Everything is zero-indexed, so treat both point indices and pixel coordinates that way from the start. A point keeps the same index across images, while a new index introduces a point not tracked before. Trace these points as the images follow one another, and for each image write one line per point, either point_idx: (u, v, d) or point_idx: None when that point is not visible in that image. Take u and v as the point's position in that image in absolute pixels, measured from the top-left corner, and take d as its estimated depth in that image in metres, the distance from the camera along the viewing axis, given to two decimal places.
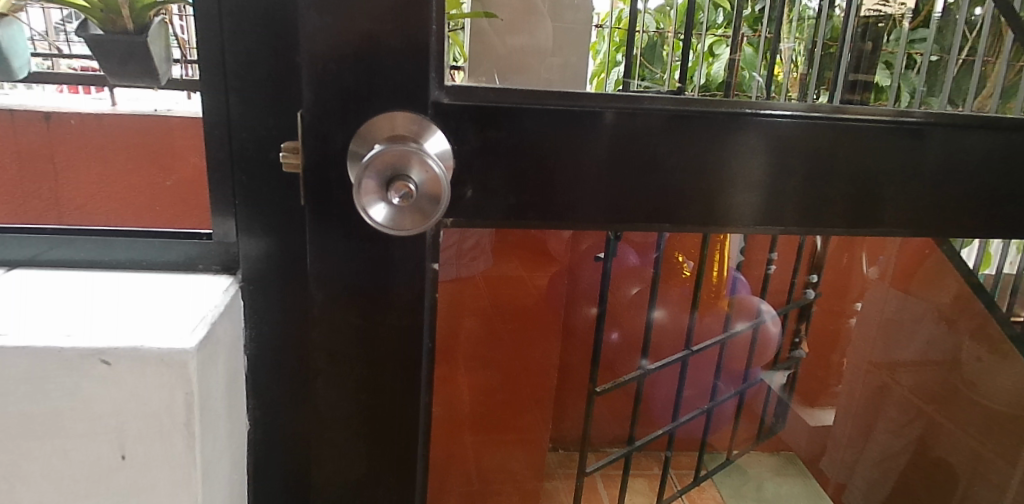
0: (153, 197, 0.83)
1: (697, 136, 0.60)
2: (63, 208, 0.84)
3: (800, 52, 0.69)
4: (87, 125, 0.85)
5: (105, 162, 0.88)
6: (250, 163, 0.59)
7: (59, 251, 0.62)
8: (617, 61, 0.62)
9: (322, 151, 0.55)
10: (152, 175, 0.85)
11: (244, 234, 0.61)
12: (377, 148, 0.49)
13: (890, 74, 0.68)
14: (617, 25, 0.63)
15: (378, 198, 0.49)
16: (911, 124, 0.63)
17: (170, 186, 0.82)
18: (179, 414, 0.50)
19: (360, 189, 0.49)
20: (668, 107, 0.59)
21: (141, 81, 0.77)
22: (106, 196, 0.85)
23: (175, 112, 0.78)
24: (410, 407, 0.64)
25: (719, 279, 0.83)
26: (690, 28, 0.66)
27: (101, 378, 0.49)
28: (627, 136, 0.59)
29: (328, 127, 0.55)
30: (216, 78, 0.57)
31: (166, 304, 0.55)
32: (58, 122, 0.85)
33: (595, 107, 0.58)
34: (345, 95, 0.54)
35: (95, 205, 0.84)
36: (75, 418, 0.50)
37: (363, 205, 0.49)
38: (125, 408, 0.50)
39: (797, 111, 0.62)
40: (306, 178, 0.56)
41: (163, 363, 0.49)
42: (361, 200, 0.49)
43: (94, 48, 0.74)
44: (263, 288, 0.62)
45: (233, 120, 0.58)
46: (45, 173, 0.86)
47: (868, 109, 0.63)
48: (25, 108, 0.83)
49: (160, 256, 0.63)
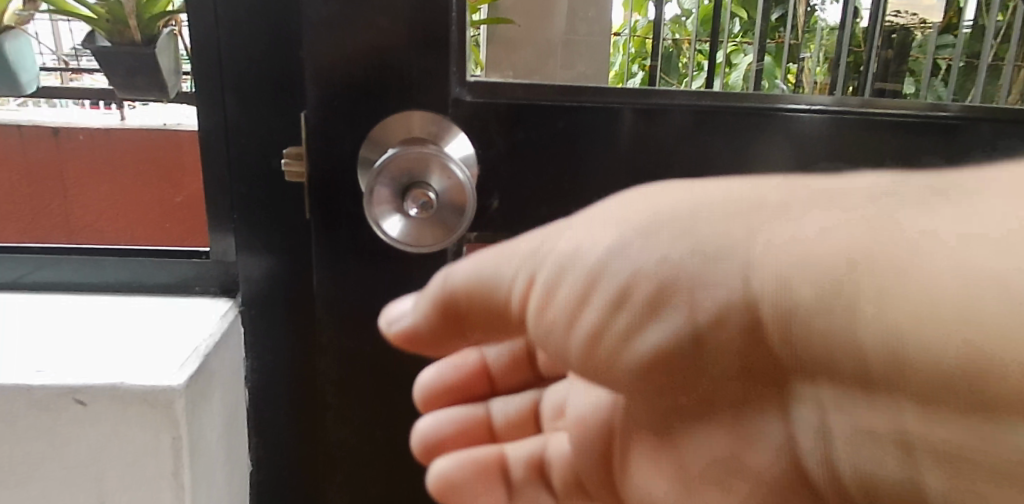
0: (163, 214, 0.77)
1: (728, 135, 0.51)
2: (71, 228, 0.79)
3: (816, 64, 0.52)
4: (96, 141, 0.83)
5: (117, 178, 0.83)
6: (248, 171, 0.52)
7: (46, 273, 0.56)
8: (633, 76, 0.51)
9: (330, 154, 0.49)
10: (160, 190, 0.78)
11: (244, 252, 0.54)
12: (391, 152, 0.43)
13: (917, 83, 0.53)
14: (633, 35, 0.51)
15: (388, 209, 0.43)
16: (945, 118, 0.52)
17: (182, 202, 0.76)
18: (166, 462, 0.43)
19: (368, 196, 0.43)
20: (690, 103, 0.51)
21: (148, 93, 0.70)
22: (118, 213, 0.80)
23: (184, 126, 0.72)
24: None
25: None
26: (712, 34, 0.53)
27: (77, 420, 0.42)
28: (648, 139, 0.51)
29: (335, 127, 0.48)
30: (211, 78, 0.51)
31: (157, 332, 0.49)
32: (66, 137, 0.82)
33: (613, 103, 0.51)
34: (355, 92, 0.48)
35: (106, 223, 0.79)
36: (48, 466, 0.43)
37: (369, 215, 0.43)
38: (105, 454, 0.43)
39: (824, 105, 0.52)
40: (311, 186, 0.50)
41: (147, 404, 0.42)
42: (370, 210, 0.43)
43: (101, 61, 0.71)
44: (264, 313, 0.55)
45: (230, 124, 0.52)
46: (52, 188, 0.82)
47: (900, 105, 0.52)
48: (33, 122, 0.80)
49: (155, 277, 0.56)
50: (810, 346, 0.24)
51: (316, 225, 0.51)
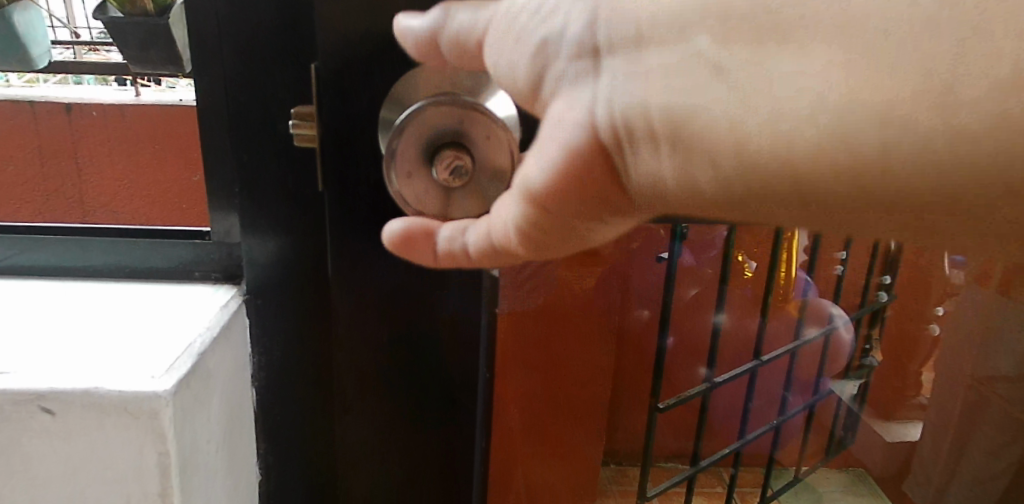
0: (183, 194, 0.73)
1: None
2: (87, 206, 0.81)
3: None
4: (108, 117, 0.89)
5: (132, 159, 0.86)
6: (251, 137, 0.45)
7: (26, 257, 0.50)
8: None
9: (347, 114, 0.41)
10: (181, 170, 0.77)
11: (248, 232, 0.47)
12: (418, 106, 0.35)
13: None
14: None
15: (414, 165, 0.35)
16: None
17: (198, 182, 0.71)
18: (150, 482, 0.36)
19: (397, 137, 0.35)
20: None
21: (163, 67, 0.64)
22: (132, 193, 0.82)
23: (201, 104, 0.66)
24: (461, 438, 0.51)
25: (788, 276, 0.57)
26: None
27: (44, 432, 0.35)
28: None
29: (353, 81, 0.40)
30: (209, 26, 0.43)
31: (146, 325, 0.42)
32: (79, 113, 0.90)
33: None
34: (377, 40, 0.40)
35: (121, 202, 0.81)
36: (14, 485, 0.36)
37: (389, 163, 0.35)
38: (78, 472, 0.36)
39: None
40: (322, 152, 0.42)
41: (127, 413, 0.35)
42: (394, 160, 0.35)
43: (113, 31, 0.66)
44: (273, 300, 0.48)
45: (229, 82, 0.44)
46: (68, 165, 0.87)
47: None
48: (46, 100, 0.87)
49: (148, 261, 0.49)
50: (624, 20, 0.23)
51: (330, 198, 0.43)
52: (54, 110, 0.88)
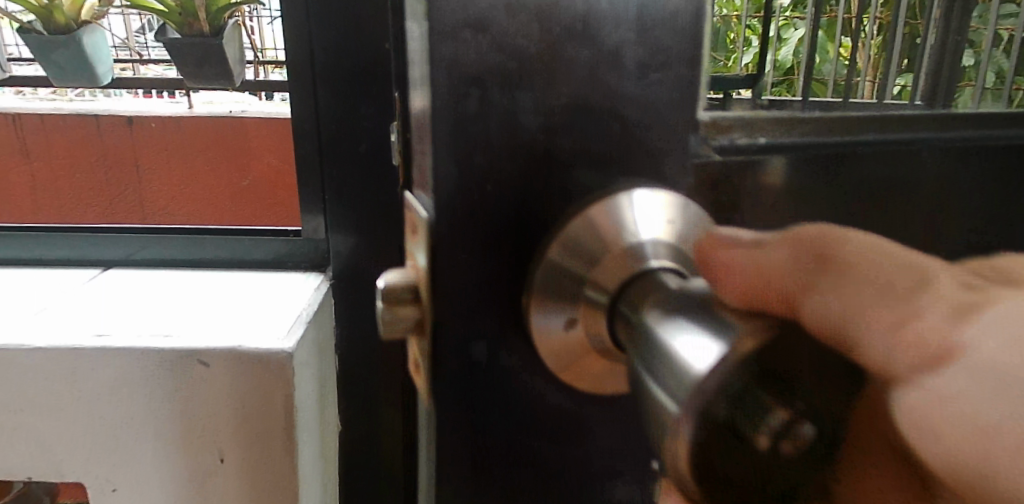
0: (233, 197, 0.84)
1: None
2: (147, 211, 0.86)
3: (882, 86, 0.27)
4: (165, 127, 0.88)
5: (184, 164, 0.88)
6: (338, 153, 0.56)
7: (150, 251, 0.62)
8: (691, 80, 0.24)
9: (492, 284, 0.22)
10: (234, 175, 0.85)
11: (334, 230, 0.58)
12: (696, 358, 0.13)
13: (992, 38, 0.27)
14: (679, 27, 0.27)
15: (724, 423, 0.12)
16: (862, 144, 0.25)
17: (248, 185, 0.83)
18: (278, 417, 0.48)
19: (648, 359, 0.15)
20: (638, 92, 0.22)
21: (213, 83, 0.77)
22: (190, 198, 0.86)
23: (249, 114, 0.84)
24: None
25: None
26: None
27: (200, 378, 0.48)
28: None
29: (474, 245, 0.22)
30: (304, 69, 0.55)
31: (261, 303, 0.54)
32: (140, 125, 0.89)
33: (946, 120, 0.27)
34: (521, 161, 0.21)
35: (178, 207, 0.85)
36: (174, 422, 0.48)
37: (672, 426, 0.13)
38: (225, 412, 0.48)
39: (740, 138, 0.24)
40: (432, 362, 0.24)
41: (262, 364, 0.47)
42: (696, 424, 0.12)
43: (170, 52, 0.75)
44: (353, 285, 0.58)
45: (322, 113, 0.55)
46: (129, 176, 0.88)
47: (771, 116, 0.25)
48: (109, 113, 0.89)
49: (249, 254, 0.62)
50: None
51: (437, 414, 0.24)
52: (116, 123, 0.89)
